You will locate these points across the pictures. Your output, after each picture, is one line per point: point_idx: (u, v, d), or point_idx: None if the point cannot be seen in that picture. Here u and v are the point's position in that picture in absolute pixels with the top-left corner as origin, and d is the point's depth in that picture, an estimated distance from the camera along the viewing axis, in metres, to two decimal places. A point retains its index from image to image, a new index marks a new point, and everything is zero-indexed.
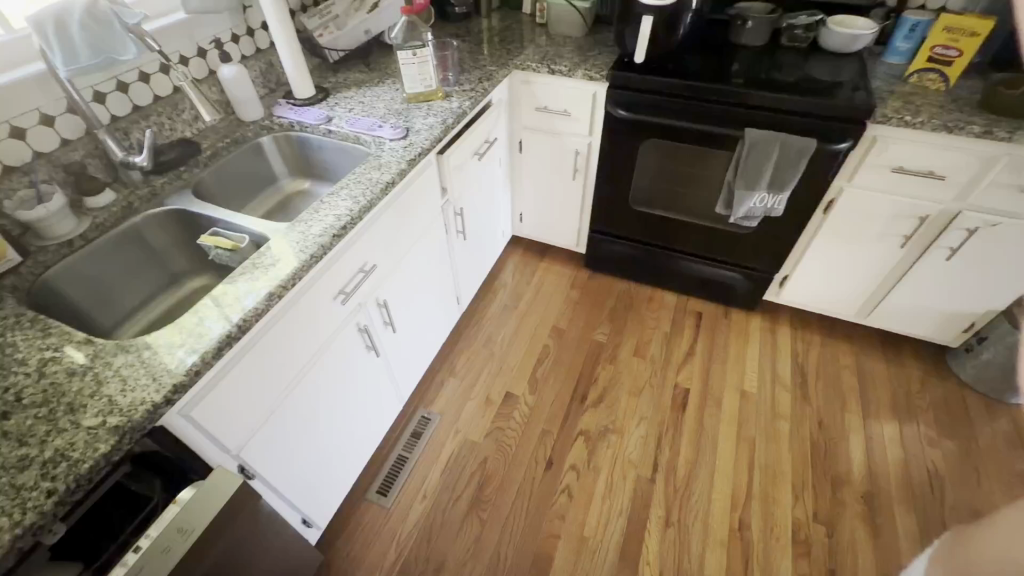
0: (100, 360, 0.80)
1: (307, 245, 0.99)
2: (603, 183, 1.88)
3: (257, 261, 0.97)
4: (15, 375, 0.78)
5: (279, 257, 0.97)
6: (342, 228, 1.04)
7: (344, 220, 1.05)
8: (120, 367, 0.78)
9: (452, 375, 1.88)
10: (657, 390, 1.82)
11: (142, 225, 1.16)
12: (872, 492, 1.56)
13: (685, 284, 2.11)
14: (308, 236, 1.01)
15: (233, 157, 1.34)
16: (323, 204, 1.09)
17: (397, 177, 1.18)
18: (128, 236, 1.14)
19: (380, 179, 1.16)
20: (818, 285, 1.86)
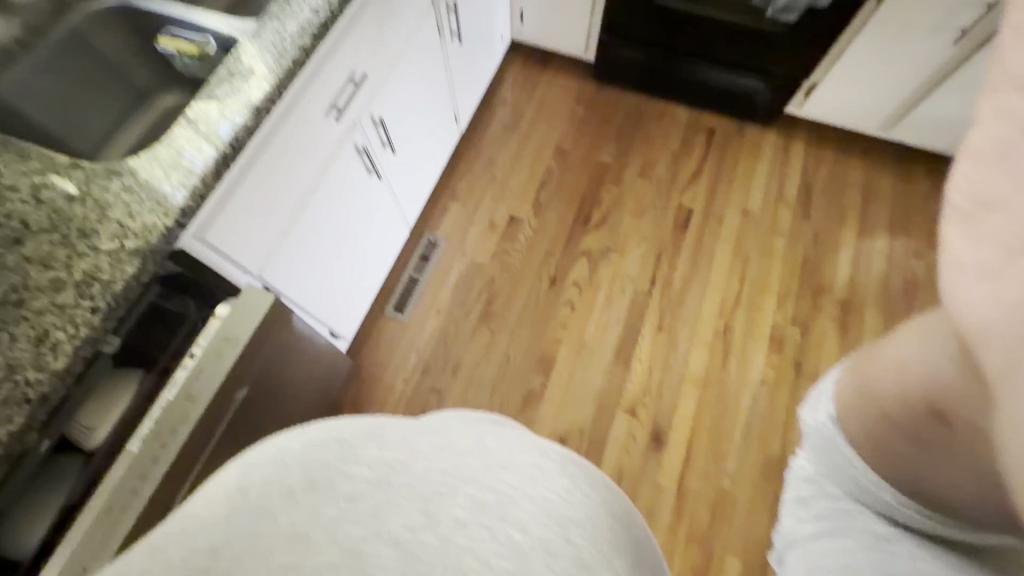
0: (95, 184, 0.76)
1: (285, 48, 0.86)
2: None
3: (232, 68, 0.85)
4: (11, 202, 0.75)
5: (257, 64, 0.85)
6: (321, 25, 0.89)
7: (322, 14, 0.90)
8: (119, 191, 0.75)
9: (454, 200, 1.85)
10: (660, 210, 1.82)
11: (83, 27, 1.00)
12: (849, 299, 1.69)
13: (701, 96, 1.93)
14: (283, 36, 0.87)
15: None
16: None
17: None
18: (72, 43, 1.00)
19: None
20: (846, 94, 1.71)
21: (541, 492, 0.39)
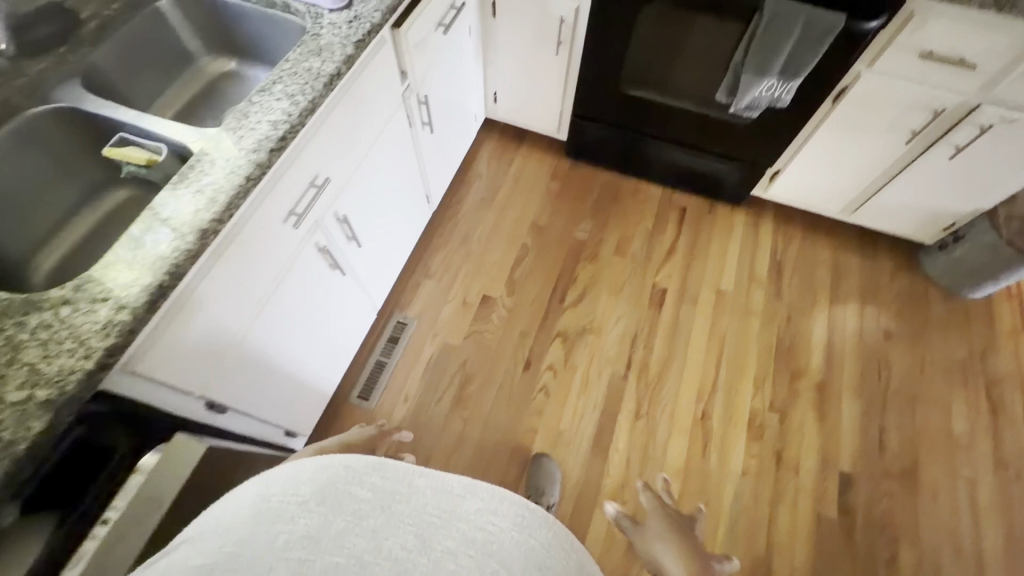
0: (11, 320, 0.68)
1: (239, 164, 0.82)
2: (593, 58, 1.61)
3: (180, 186, 0.80)
4: None
5: (207, 181, 0.80)
6: (280, 139, 0.86)
7: (282, 128, 0.86)
8: (38, 328, 0.67)
9: (427, 277, 1.80)
10: (636, 290, 1.80)
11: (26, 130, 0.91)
12: (826, 382, 1.68)
13: (672, 176, 1.97)
14: (238, 151, 0.83)
15: (127, 31, 1.03)
16: (253, 106, 0.89)
17: (343, 67, 0.95)
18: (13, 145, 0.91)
19: (322, 70, 0.93)
20: (810, 180, 1.77)
21: (525, 540, 0.58)
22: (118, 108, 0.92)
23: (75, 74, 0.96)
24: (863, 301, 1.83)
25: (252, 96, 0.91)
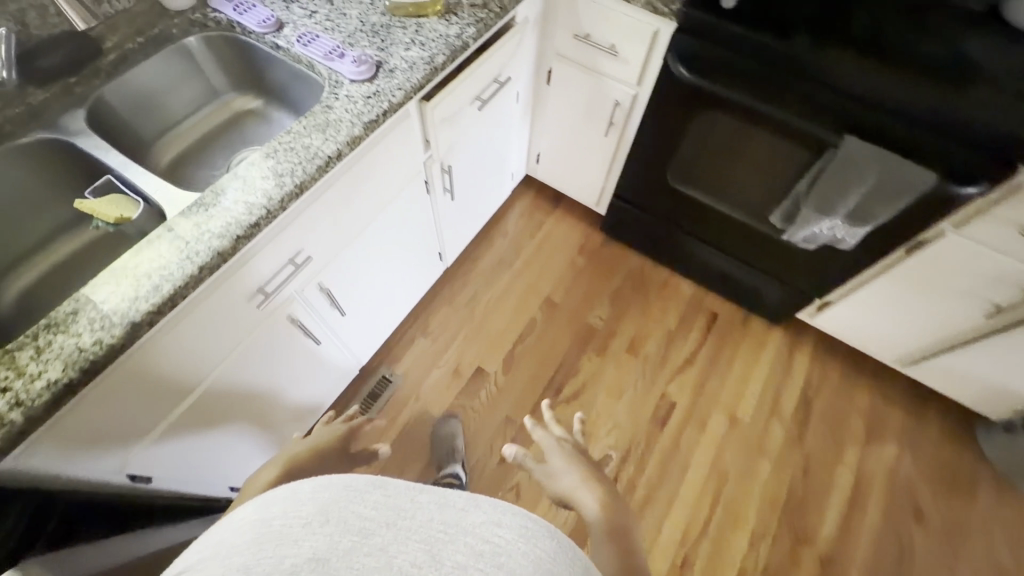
0: None
1: (198, 249, 0.75)
2: (642, 148, 1.48)
3: (129, 262, 0.73)
4: None
5: (158, 263, 0.73)
6: (251, 226, 0.78)
7: (256, 213, 0.79)
8: None
9: (424, 334, 1.72)
10: (640, 397, 1.65)
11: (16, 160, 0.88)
12: (833, 556, 1.46)
13: (708, 278, 1.81)
14: (202, 233, 0.76)
15: (149, 65, 0.99)
16: (235, 180, 0.82)
17: (344, 149, 0.87)
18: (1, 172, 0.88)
19: (320, 151, 0.86)
20: (862, 321, 1.56)
21: (535, 550, 0.41)
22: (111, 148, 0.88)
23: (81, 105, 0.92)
24: (901, 445, 1.64)
25: (240, 167, 0.84)
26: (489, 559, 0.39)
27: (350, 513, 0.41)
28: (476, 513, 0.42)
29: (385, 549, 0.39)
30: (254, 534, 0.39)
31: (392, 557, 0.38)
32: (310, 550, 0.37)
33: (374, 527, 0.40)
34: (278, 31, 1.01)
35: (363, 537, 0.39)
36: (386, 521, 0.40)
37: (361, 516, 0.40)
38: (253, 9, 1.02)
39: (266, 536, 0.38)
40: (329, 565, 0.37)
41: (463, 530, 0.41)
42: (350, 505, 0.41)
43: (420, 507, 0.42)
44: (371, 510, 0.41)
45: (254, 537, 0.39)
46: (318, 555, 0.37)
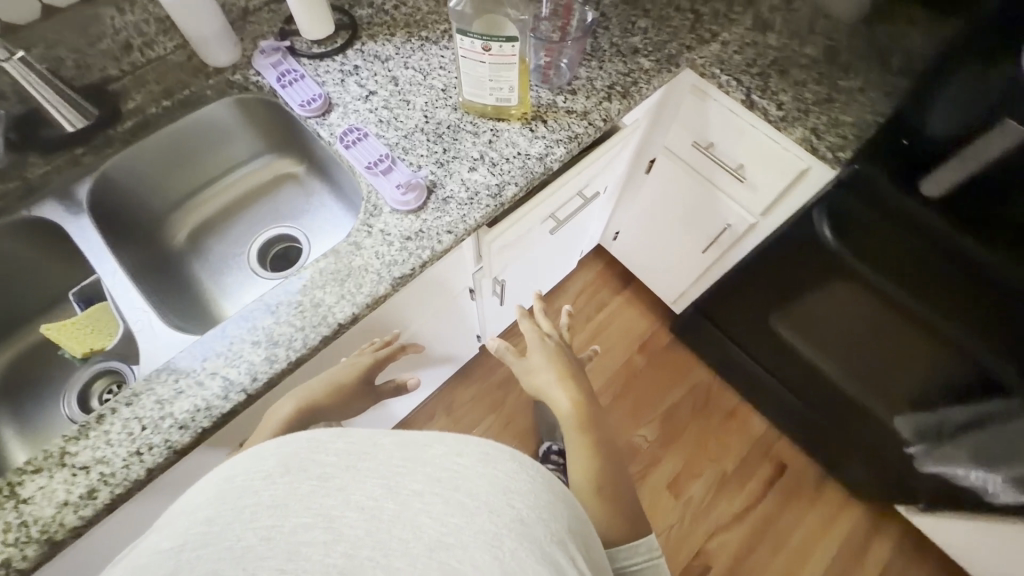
0: None
1: (150, 444, 0.59)
2: (743, 280, 1.19)
3: (69, 446, 0.59)
4: None
5: (100, 456, 0.59)
6: (222, 417, 0.61)
7: (231, 400, 0.62)
8: None
9: (446, 413, 1.56)
10: (670, 550, 1.43)
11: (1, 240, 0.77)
12: None
13: (786, 424, 1.50)
14: (161, 419, 0.61)
15: (169, 132, 0.83)
16: (219, 342, 0.65)
17: (360, 313, 0.68)
18: None
19: (329, 315, 0.67)
20: (977, 554, 1.21)
21: (493, 475, 0.41)
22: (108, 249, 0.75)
23: (83, 180, 0.78)
24: None
25: (231, 317, 0.67)
26: (446, 484, 0.40)
27: (310, 460, 0.41)
28: (439, 447, 0.43)
29: (343, 490, 0.39)
30: (217, 493, 0.40)
31: (349, 494, 0.39)
32: (269, 498, 0.38)
33: (334, 472, 0.40)
34: (324, 117, 0.82)
35: (322, 481, 0.39)
36: (346, 465, 0.41)
37: (317, 462, 0.41)
38: (300, 83, 0.83)
39: (231, 493, 0.39)
40: (289, 508, 0.38)
41: (424, 460, 0.41)
42: (311, 454, 0.41)
43: (382, 449, 0.42)
44: (332, 456, 0.41)
45: (214, 503, 0.39)
46: (276, 502, 0.38)
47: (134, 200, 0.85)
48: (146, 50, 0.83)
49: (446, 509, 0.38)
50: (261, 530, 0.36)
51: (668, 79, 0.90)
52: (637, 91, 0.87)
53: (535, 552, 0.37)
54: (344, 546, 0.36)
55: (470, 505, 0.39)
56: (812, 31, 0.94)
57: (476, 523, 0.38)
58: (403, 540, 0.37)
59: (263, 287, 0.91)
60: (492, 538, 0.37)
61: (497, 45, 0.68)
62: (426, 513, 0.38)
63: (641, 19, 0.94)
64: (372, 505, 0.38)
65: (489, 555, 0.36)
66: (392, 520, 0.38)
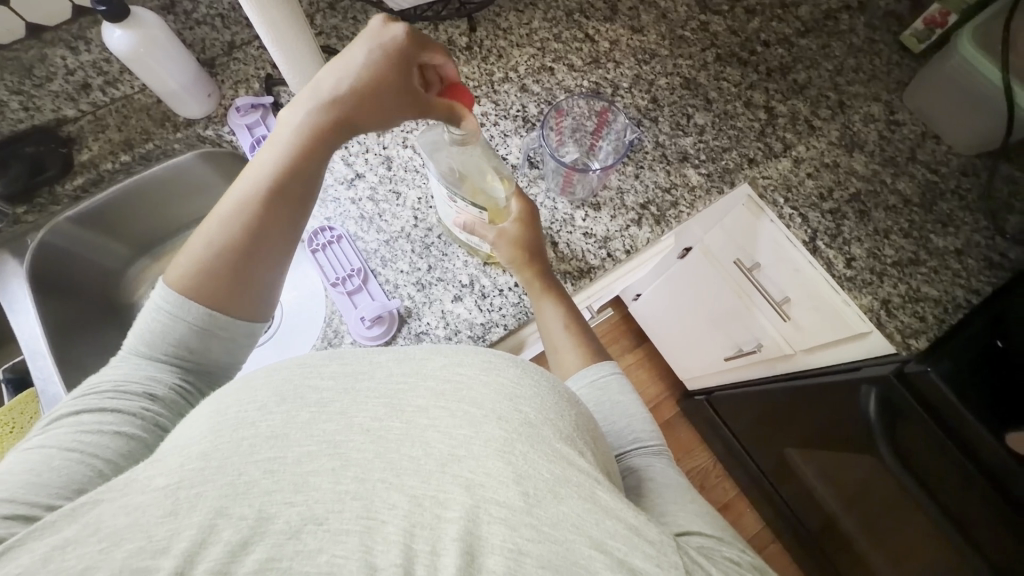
0: None
1: None
2: (762, 404, 1.06)
3: None
4: None
5: None
6: None
7: None
8: None
9: None
10: None
11: None
12: None
13: (779, 534, 1.40)
14: None
15: (132, 184, 0.75)
16: None
17: None
18: None
19: None
20: None
21: (495, 383, 0.39)
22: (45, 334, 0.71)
23: (26, 243, 0.73)
24: None
25: None
26: (451, 398, 0.38)
27: (304, 388, 0.38)
28: (439, 360, 0.41)
29: (343, 414, 0.37)
30: (209, 425, 0.36)
31: (350, 419, 0.37)
32: (267, 430, 0.35)
33: (331, 398, 0.38)
34: None
35: (321, 408, 0.37)
36: (343, 388, 0.38)
37: (313, 388, 0.38)
38: None
39: (224, 427, 0.35)
40: (288, 440, 0.35)
41: (426, 375, 0.39)
42: (306, 381, 0.38)
43: (380, 367, 0.40)
44: (328, 381, 0.39)
45: (209, 434, 0.35)
46: (274, 433, 0.35)
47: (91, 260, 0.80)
48: (109, 89, 0.72)
49: (454, 422, 0.37)
50: (262, 464, 0.34)
51: (716, 200, 0.74)
52: (675, 215, 0.72)
53: (545, 451, 0.36)
54: (356, 471, 0.34)
55: (478, 416, 0.37)
56: (911, 158, 0.75)
57: (485, 433, 0.36)
58: (412, 457, 0.35)
59: None
60: (503, 445, 0.36)
61: (462, 203, 0.57)
62: (434, 428, 0.36)
63: (699, 112, 0.77)
64: (376, 427, 0.36)
65: (500, 462, 0.35)
66: (400, 440, 0.36)
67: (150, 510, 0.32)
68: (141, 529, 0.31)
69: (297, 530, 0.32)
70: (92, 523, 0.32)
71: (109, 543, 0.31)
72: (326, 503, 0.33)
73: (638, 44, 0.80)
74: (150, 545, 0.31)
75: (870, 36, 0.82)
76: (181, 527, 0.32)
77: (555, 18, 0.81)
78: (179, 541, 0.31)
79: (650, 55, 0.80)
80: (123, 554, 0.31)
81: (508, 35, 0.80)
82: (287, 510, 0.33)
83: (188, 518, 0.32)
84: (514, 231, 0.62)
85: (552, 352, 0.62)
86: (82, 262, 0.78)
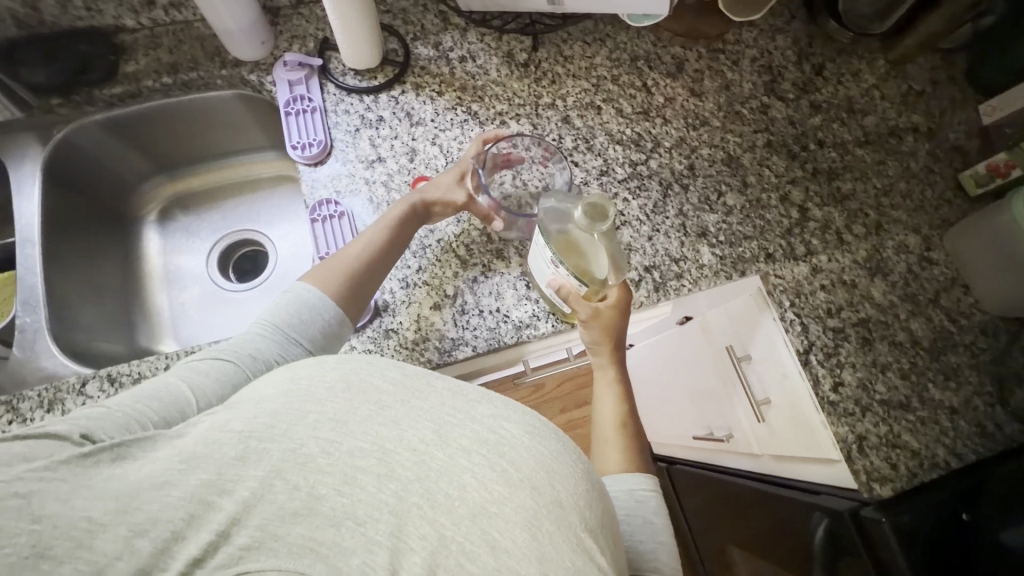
0: None
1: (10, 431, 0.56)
2: (716, 494, 1.03)
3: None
4: None
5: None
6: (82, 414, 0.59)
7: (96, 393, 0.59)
8: None
9: None
10: None
11: None
12: None
13: None
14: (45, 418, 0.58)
15: (169, 104, 0.77)
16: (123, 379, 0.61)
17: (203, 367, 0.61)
18: None
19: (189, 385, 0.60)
20: None
21: (540, 449, 0.39)
22: (40, 227, 0.72)
23: (50, 132, 0.75)
24: None
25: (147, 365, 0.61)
26: (492, 448, 0.38)
27: (369, 382, 0.39)
28: (486, 406, 0.40)
29: (398, 424, 0.38)
30: (282, 381, 0.39)
31: (403, 431, 0.37)
32: (331, 410, 0.38)
33: (390, 402, 0.39)
34: (317, 167, 0.71)
35: (380, 408, 0.38)
36: (401, 397, 0.39)
37: (374, 388, 0.39)
38: (308, 117, 0.72)
39: (296, 398, 0.38)
40: (348, 428, 0.37)
41: (472, 417, 0.39)
42: (370, 377, 0.40)
43: (434, 392, 0.40)
44: (389, 384, 0.40)
45: (282, 396, 0.38)
46: (337, 419, 0.37)
47: (109, 164, 0.81)
48: (171, 10, 0.74)
49: (492, 476, 0.37)
50: (325, 437, 0.36)
51: (723, 285, 0.72)
52: (676, 287, 0.70)
53: (569, 536, 0.36)
54: (397, 486, 0.36)
55: (516, 478, 0.37)
56: (934, 300, 0.72)
57: (518, 498, 0.36)
58: (448, 495, 0.36)
59: (204, 298, 0.84)
60: (534, 518, 0.36)
61: (564, 269, 0.55)
62: (472, 472, 0.37)
63: (731, 193, 0.75)
64: (422, 449, 0.37)
65: (527, 534, 0.35)
66: (441, 471, 0.36)
67: (225, 447, 0.36)
68: (215, 460, 0.35)
69: (342, 520, 0.34)
70: (177, 445, 0.37)
71: (187, 465, 0.35)
72: (368, 505, 0.35)
73: (692, 108, 0.79)
74: (219, 481, 0.35)
75: (929, 165, 0.79)
76: (246, 476, 0.35)
77: (619, 59, 0.80)
78: (242, 489, 0.35)
79: (700, 122, 0.78)
80: (195, 482, 0.35)
81: (567, 63, 0.79)
82: (335, 496, 0.35)
83: (255, 468, 0.35)
84: (609, 315, 0.60)
85: (598, 441, 0.59)
86: (100, 162, 0.80)
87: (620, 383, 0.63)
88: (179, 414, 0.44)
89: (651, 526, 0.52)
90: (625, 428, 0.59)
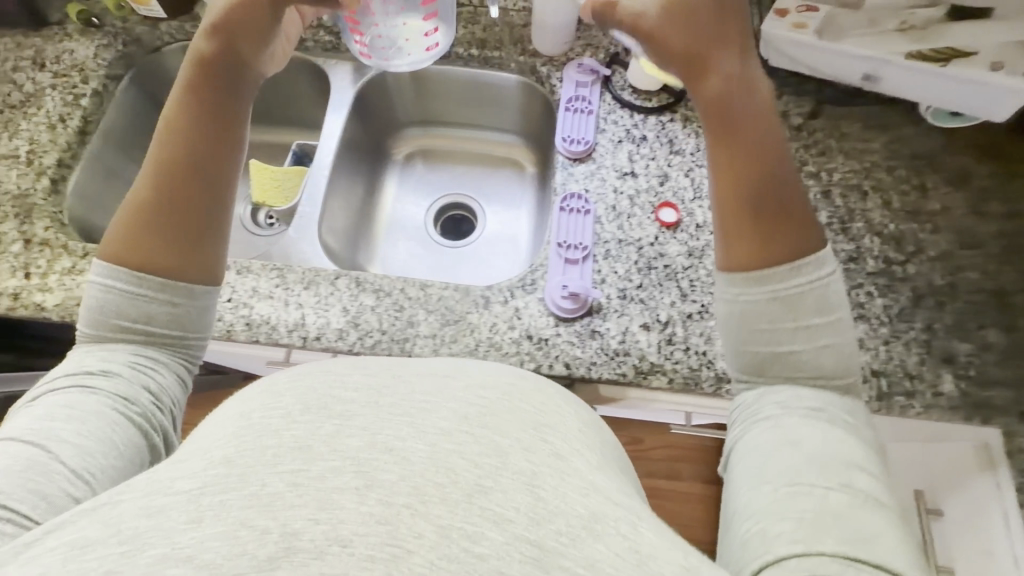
0: (28, 215, 0.71)
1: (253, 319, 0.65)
2: None
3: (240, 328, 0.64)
4: (15, 170, 0.74)
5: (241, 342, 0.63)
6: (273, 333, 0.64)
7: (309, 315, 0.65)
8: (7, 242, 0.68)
9: None
10: None
11: (293, 67, 0.91)
12: None
13: None
14: (276, 312, 0.65)
15: (465, 72, 0.87)
16: (341, 299, 0.66)
17: (428, 301, 0.66)
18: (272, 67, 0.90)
19: (415, 314, 0.65)
20: None
21: (519, 408, 0.38)
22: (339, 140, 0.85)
23: (368, 67, 0.88)
24: None
25: (348, 301, 0.66)
26: (475, 422, 0.36)
27: (328, 397, 0.37)
28: (459, 382, 0.40)
29: (365, 429, 0.35)
30: (233, 430, 0.36)
31: (374, 432, 0.35)
32: (293, 438, 0.34)
33: (353, 405, 0.37)
34: (574, 163, 0.75)
35: (341, 417, 0.35)
36: (367, 402, 0.37)
37: (337, 399, 0.37)
38: (582, 117, 0.77)
39: (246, 432, 0.35)
40: (311, 451, 0.33)
41: (449, 397, 0.38)
42: (330, 388, 0.38)
43: (404, 380, 0.40)
44: (351, 393, 0.38)
45: (234, 442, 0.35)
46: (299, 444, 0.34)
47: (393, 106, 0.94)
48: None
49: (483, 453, 0.34)
50: (288, 477, 0.32)
51: (957, 425, 0.63)
52: (902, 404, 0.63)
53: (592, 494, 0.34)
54: (382, 493, 0.31)
55: (524, 459, 0.35)
56: None
57: (516, 467, 0.34)
58: (436, 484, 0.32)
59: (418, 241, 0.93)
60: (534, 482, 0.34)
61: None
62: (461, 455, 0.34)
63: (993, 329, 0.67)
64: (398, 444, 0.34)
65: (551, 506, 0.33)
66: (425, 464, 0.33)
67: (174, 513, 0.31)
68: (162, 533, 0.31)
69: (324, 550, 0.29)
70: (114, 526, 0.32)
71: (132, 546, 0.30)
72: (352, 523, 0.30)
73: (970, 225, 0.71)
74: (174, 552, 0.30)
75: None
76: (203, 534, 0.31)
77: (899, 152, 0.76)
78: (200, 551, 0.30)
79: (976, 243, 0.71)
80: (148, 560, 0.30)
81: (841, 139, 0.76)
82: (311, 527, 0.30)
83: (207, 526, 0.31)
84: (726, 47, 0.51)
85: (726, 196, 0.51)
86: (389, 102, 0.93)
87: (749, 113, 0.51)
88: (46, 468, 0.41)
89: (764, 334, 0.49)
90: (770, 219, 0.50)
